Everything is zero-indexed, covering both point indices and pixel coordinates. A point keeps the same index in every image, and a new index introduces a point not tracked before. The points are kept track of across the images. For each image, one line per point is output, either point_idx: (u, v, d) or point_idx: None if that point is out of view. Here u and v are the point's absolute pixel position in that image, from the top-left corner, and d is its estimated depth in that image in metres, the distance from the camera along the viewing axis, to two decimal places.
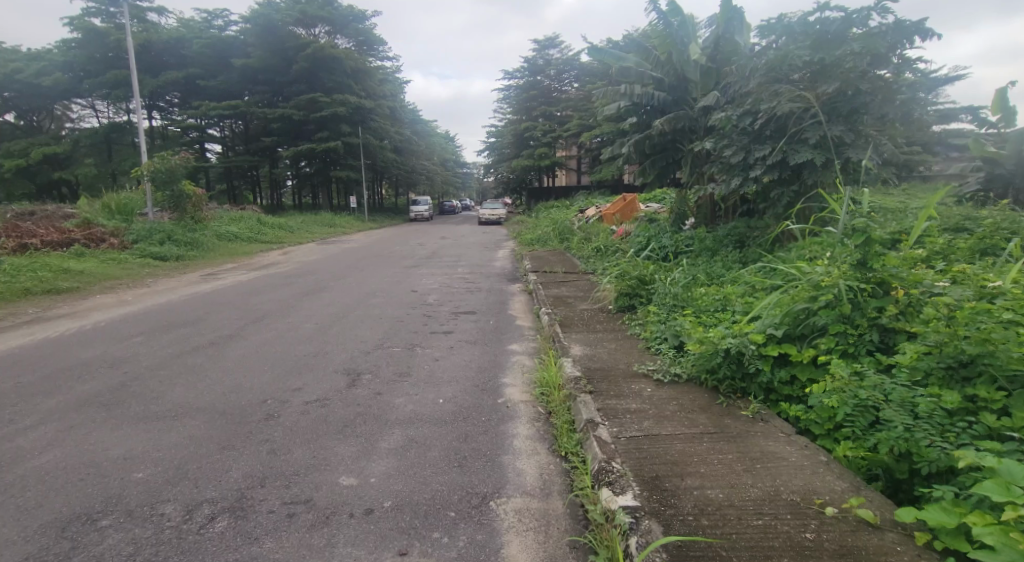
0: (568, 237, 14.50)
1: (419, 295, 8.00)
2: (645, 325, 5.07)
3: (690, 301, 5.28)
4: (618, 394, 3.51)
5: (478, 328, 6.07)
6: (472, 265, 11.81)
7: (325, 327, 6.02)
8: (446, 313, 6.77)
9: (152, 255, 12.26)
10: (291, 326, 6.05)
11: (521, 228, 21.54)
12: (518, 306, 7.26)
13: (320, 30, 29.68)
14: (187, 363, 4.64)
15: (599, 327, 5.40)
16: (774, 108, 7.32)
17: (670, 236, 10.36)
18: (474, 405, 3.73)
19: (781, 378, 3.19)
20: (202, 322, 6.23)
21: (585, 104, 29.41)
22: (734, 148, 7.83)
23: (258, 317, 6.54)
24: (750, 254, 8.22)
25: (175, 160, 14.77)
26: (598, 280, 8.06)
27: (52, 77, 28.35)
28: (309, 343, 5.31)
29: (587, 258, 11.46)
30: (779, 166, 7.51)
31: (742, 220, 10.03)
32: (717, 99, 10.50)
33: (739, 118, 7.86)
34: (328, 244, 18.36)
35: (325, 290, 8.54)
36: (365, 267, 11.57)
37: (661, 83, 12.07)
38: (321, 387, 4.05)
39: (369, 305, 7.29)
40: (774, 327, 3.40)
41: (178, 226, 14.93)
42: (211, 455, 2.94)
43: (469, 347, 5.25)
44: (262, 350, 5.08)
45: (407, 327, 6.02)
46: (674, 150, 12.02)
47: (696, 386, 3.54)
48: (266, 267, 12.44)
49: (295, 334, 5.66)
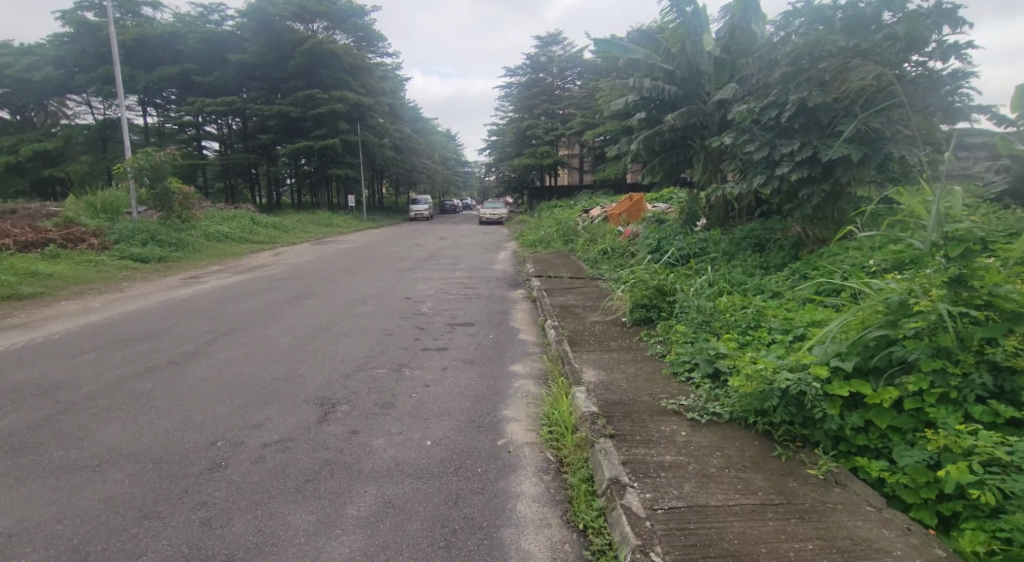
0: (572, 238, 13.85)
1: (413, 303, 7.35)
2: (670, 345, 4.41)
3: (720, 317, 4.62)
4: (645, 439, 2.84)
5: (476, 342, 5.42)
6: (471, 268, 11.15)
7: (304, 342, 5.36)
8: (440, 325, 6.11)
9: (132, 257, 11.61)
10: (265, 342, 5.40)
11: (523, 227, 20.86)
12: (521, 316, 6.59)
13: (319, 26, 29.04)
14: (133, 390, 3.97)
15: (614, 345, 4.75)
16: (804, 99, 6.64)
17: (682, 237, 9.71)
18: (468, 449, 3.06)
19: (855, 424, 2.53)
20: (167, 336, 5.58)
21: (589, 102, 28.76)
22: (757, 144, 7.16)
23: (231, 330, 5.88)
24: (773, 259, 7.57)
25: (161, 156, 14.09)
26: (608, 287, 7.42)
27: (43, 72, 27.81)
28: (282, 363, 4.65)
29: (593, 262, 10.80)
30: (808, 162, 6.82)
31: (760, 221, 9.36)
32: (735, 92, 9.92)
33: (763, 110, 7.17)
34: (323, 244, 17.72)
35: (310, 297, 7.89)
36: (357, 270, 10.93)
37: (671, 76, 11.40)
38: (286, 422, 3.39)
39: (356, 315, 6.63)
40: (841, 360, 2.73)
41: (163, 225, 14.28)
42: (125, 531, 2.30)
43: (466, 368, 4.58)
44: (225, 372, 4.42)
45: (396, 343, 5.36)
46: (685, 147, 11.38)
47: (741, 429, 2.86)
48: (253, 269, 11.80)
49: (268, 352, 5.00)
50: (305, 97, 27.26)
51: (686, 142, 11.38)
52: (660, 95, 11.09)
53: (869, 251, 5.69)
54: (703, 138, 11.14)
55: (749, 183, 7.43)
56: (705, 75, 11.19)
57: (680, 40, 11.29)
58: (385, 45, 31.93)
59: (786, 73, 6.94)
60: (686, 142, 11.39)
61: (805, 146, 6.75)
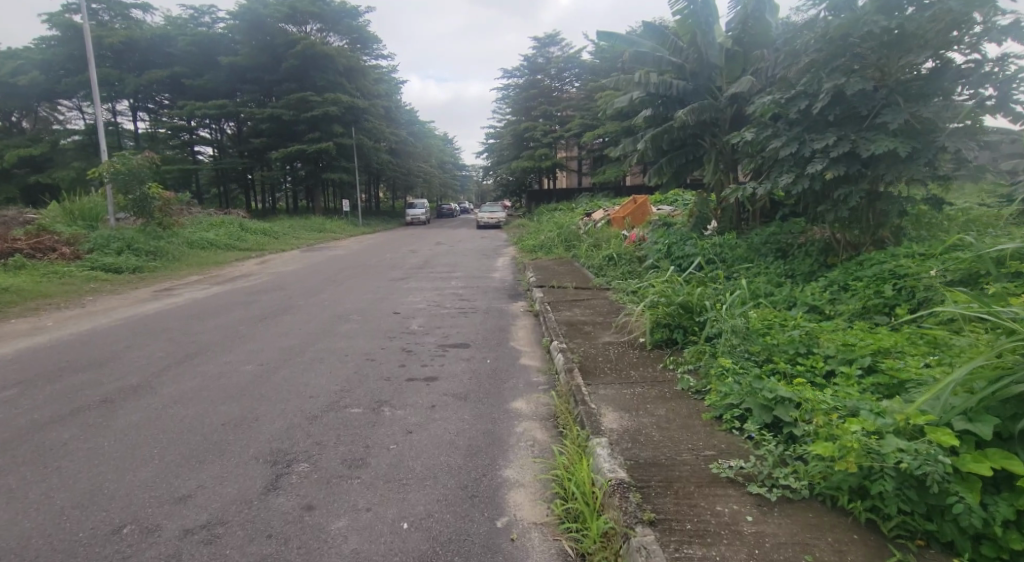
0: (574, 243, 13.13)
1: (402, 319, 6.61)
2: (705, 378, 3.67)
3: (763, 344, 3.89)
4: (698, 530, 2.10)
5: (470, 369, 4.67)
6: (466, 277, 10.38)
7: (271, 371, 4.58)
8: (430, 347, 5.34)
9: (104, 267, 10.85)
10: (225, 370, 4.61)
11: (521, 232, 20.14)
12: (522, 334, 5.83)
13: (312, 28, 28.21)
14: (43, 441, 3.19)
15: (635, 375, 4.01)
16: (840, 86, 5.94)
17: (693, 242, 8.99)
18: (458, 536, 2.32)
19: (1006, 516, 1.79)
20: (112, 364, 4.80)
21: (588, 104, 28.05)
22: (784, 139, 6.43)
23: (189, 355, 5.10)
24: (801, 267, 6.85)
25: (138, 159, 13.29)
26: (619, 299, 6.69)
27: (28, 76, 27.06)
28: (240, 400, 3.88)
29: (598, 269, 10.03)
30: (846, 159, 6.06)
31: (779, 225, 8.68)
32: (752, 84, 9.29)
33: (793, 101, 6.43)
34: (314, 252, 16.96)
35: (289, 312, 7.12)
36: (345, 280, 10.18)
37: (680, 69, 10.60)
38: (221, 493, 2.62)
39: (336, 334, 5.85)
40: (969, 421, 2.00)
41: (141, 233, 13.51)
42: None
43: (459, 405, 3.82)
44: (167, 413, 3.65)
45: (377, 371, 4.59)
46: (694, 146, 10.82)
47: (830, 513, 2.11)
48: (234, 279, 11.03)
49: (226, 385, 4.22)
50: (298, 99, 26.53)
51: (695, 140, 10.78)
52: (668, 91, 10.30)
53: (923, 263, 4.99)
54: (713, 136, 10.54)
55: (776, 184, 6.69)
56: (717, 69, 10.46)
57: (691, 30, 10.53)
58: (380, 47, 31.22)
59: (816, 60, 6.23)
60: (695, 141, 10.82)
61: (841, 140, 5.99)
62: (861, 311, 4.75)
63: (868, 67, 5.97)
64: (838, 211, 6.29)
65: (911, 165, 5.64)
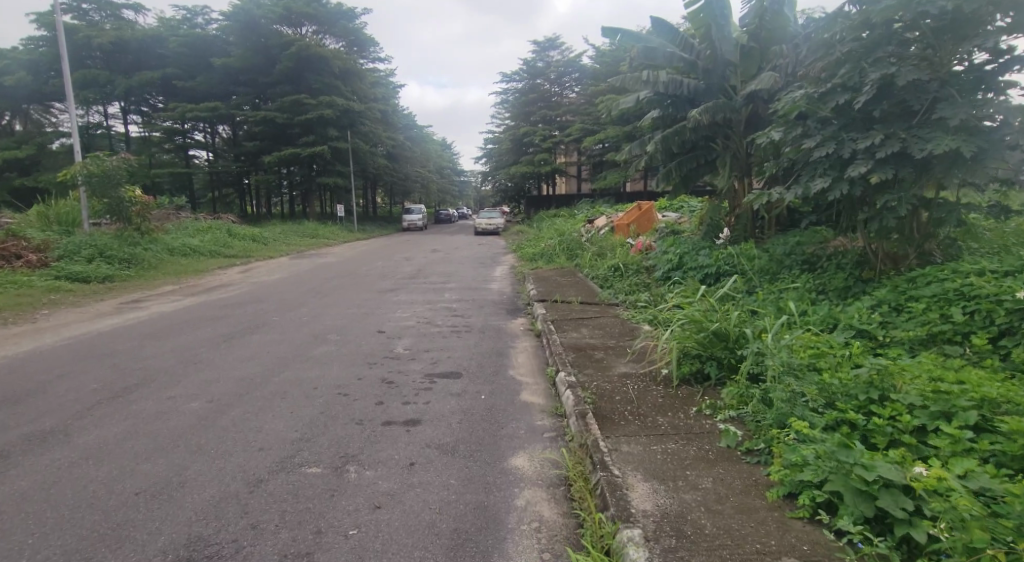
0: (576, 251, 12.42)
1: (387, 339, 5.84)
2: (757, 432, 2.91)
3: (823, 386, 3.16)
4: None
5: (462, 408, 3.89)
6: (461, 288, 9.60)
7: (219, 412, 3.78)
8: (415, 378, 4.55)
9: (70, 276, 10.06)
10: (164, 410, 3.81)
11: (520, 239, 19.37)
12: (522, 361, 5.04)
13: (307, 30, 27.52)
14: None
15: (662, 422, 3.25)
16: (888, 77, 5.21)
17: (708, 252, 8.27)
18: None
19: None
20: (31, 400, 4.00)
21: (589, 108, 27.35)
22: (818, 139, 5.68)
23: (130, 386, 4.32)
24: (832, 282, 6.11)
25: (114, 161, 12.50)
26: (632, 319, 5.94)
27: (14, 77, 26.28)
28: (170, 454, 3.10)
29: (603, 281, 9.29)
30: (894, 160, 5.31)
31: (802, 234, 7.94)
32: (774, 80, 8.54)
33: (829, 96, 5.69)
34: (303, 259, 16.16)
35: (260, 330, 6.31)
36: (330, 292, 9.40)
37: (692, 67, 9.87)
38: None
39: (308, 360, 5.05)
40: None
41: (117, 240, 12.70)
42: None
43: (445, 463, 3.03)
44: (70, 474, 2.86)
45: (349, 411, 3.82)
46: (705, 149, 10.10)
47: None
48: (212, 289, 10.26)
49: (159, 432, 3.42)
50: (292, 102, 25.86)
51: (706, 142, 10.07)
52: (679, 90, 9.60)
53: (996, 283, 4.28)
54: (726, 138, 9.82)
55: (808, 189, 5.93)
56: (732, 66, 9.72)
57: (705, 23, 9.63)
58: (377, 50, 30.53)
59: (856, 51, 5.52)
60: (706, 143, 10.08)
61: (889, 138, 5.24)
62: (923, 340, 4.06)
63: (916, 59, 5.28)
64: (881, 220, 5.56)
65: (974, 166, 4.89)
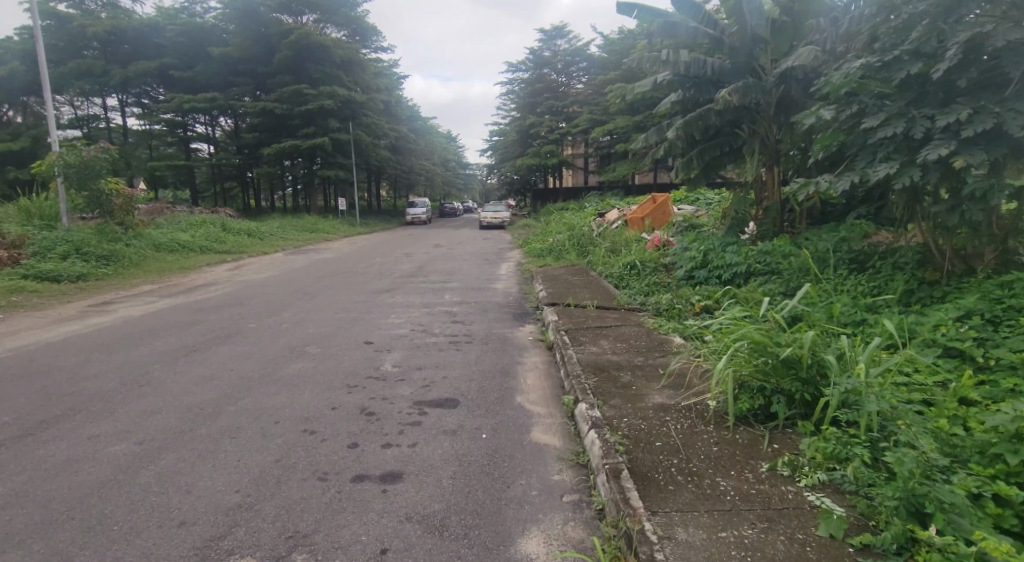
0: (588, 246, 11.55)
1: (373, 353, 5.01)
2: (871, 514, 2.08)
3: (943, 440, 2.33)
4: None
5: (455, 455, 3.02)
6: (463, 289, 8.77)
7: (148, 459, 2.97)
8: (401, 407, 3.70)
9: (40, 275, 9.29)
10: (77, 455, 3.00)
11: (527, 234, 18.53)
12: (531, 384, 4.17)
13: (308, 18, 26.48)
14: None
15: (726, 486, 2.40)
16: (978, 38, 4.29)
17: (736, 248, 7.40)
18: None
19: None
20: None
21: (598, 98, 26.38)
22: (883, 115, 4.77)
23: (48, 419, 3.51)
24: (891, 284, 5.22)
25: (93, 151, 11.69)
26: (658, 331, 5.05)
27: (6, 67, 25.49)
28: (54, 534, 2.31)
29: (618, 280, 8.45)
30: (981, 138, 4.40)
31: (844, 228, 7.02)
32: (814, 55, 7.49)
33: (897, 64, 4.75)
34: (297, 255, 15.32)
35: (229, 341, 5.49)
36: (318, 293, 8.57)
37: (719, 44, 8.82)
38: None
39: (276, 383, 4.20)
40: None
41: (97, 235, 11.90)
42: None
43: (429, 550, 2.21)
44: None
45: (312, 458, 2.98)
46: (730, 135, 9.17)
47: None
48: (194, 289, 9.46)
49: (53, 494, 2.61)
50: (293, 93, 24.99)
51: (731, 128, 9.14)
52: (701, 71, 8.68)
53: None
54: (753, 123, 8.90)
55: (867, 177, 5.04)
56: (762, 43, 8.68)
57: None
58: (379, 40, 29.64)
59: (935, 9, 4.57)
60: (731, 130, 9.16)
61: (976, 113, 4.34)
62: None
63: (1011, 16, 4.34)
64: (958, 214, 4.66)
65: None
